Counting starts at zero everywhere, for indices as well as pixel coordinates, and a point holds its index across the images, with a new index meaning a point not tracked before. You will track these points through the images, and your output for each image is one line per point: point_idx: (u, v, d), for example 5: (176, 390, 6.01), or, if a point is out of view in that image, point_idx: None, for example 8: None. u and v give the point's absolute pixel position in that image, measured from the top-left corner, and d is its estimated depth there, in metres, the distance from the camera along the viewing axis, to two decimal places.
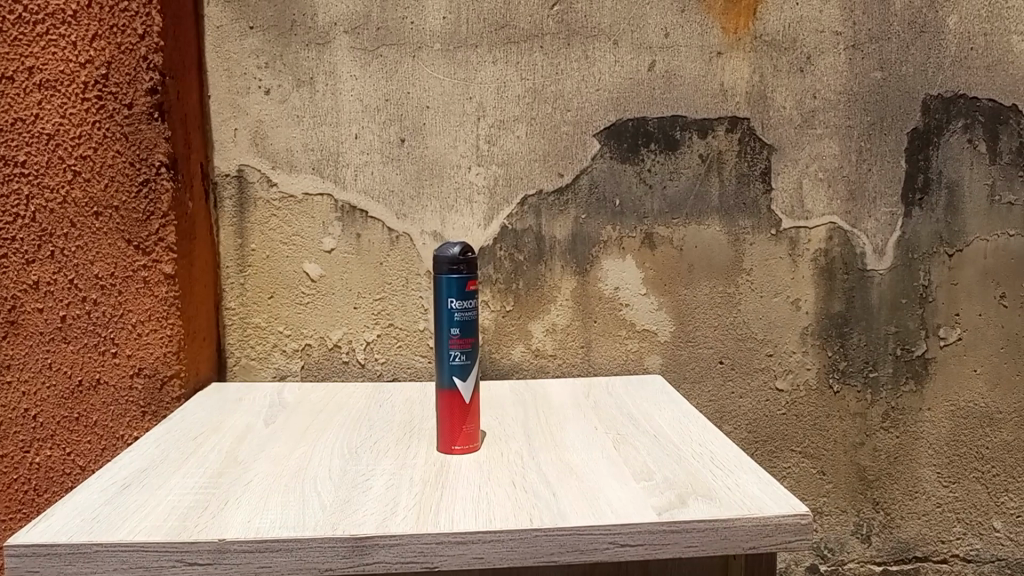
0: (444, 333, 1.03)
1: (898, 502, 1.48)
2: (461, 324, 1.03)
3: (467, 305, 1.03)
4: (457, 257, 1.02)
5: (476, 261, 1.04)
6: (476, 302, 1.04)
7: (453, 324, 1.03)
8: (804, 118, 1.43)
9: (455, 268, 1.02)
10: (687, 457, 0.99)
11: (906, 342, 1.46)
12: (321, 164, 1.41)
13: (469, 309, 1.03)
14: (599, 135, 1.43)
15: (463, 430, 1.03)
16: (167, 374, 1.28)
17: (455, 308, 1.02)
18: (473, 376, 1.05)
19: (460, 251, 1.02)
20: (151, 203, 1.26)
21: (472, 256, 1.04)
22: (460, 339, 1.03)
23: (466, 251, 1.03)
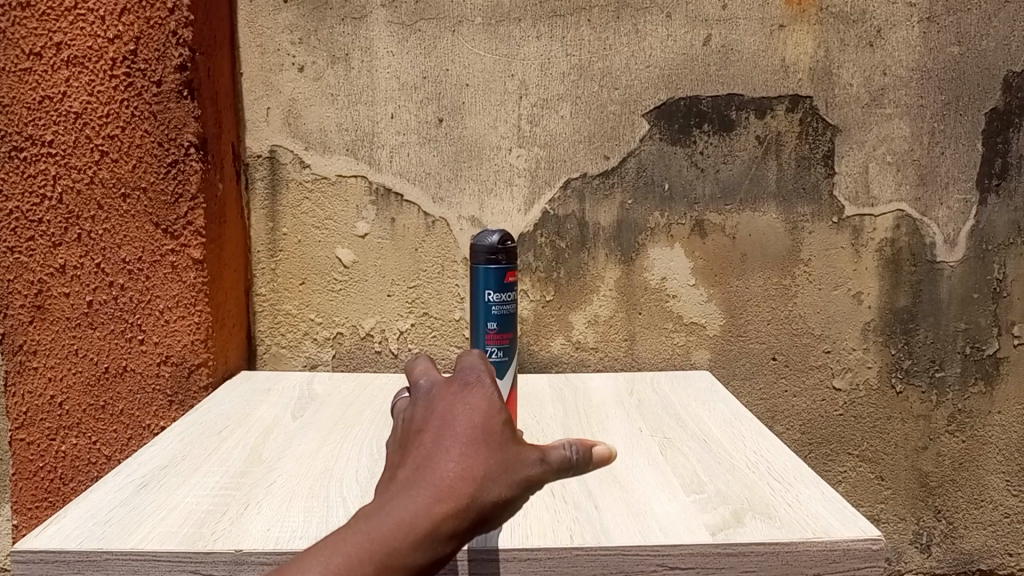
0: (481, 327, 0.97)
1: (962, 511, 1.38)
2: (499, 319, 0.97)
3: (506, 297, 0.97)
4: (495, 246, 0.95)
5: (515, 250, 0.97)
6: (515, 294, 0.97)
7: (491, 318, 0.96)
8: (873, 96, 1.32)
9: (493, 258, 0.96)
10: (741, 467, 0.91)
11: (977, 340, 1.35)
12: (356, 145, 1.36)
13: (508, 302, 0.97)
14: (648, 115, 1.34)
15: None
16: (194, 363, 1.24)
17: (493, 301, 0.96)
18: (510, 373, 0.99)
19: (499, 240, 0.95)
20: (179, 185, 1.22)
21: (512, 245, 0.97)
22: (498, 334, 0.97)
23: (505, 240, 0.97)
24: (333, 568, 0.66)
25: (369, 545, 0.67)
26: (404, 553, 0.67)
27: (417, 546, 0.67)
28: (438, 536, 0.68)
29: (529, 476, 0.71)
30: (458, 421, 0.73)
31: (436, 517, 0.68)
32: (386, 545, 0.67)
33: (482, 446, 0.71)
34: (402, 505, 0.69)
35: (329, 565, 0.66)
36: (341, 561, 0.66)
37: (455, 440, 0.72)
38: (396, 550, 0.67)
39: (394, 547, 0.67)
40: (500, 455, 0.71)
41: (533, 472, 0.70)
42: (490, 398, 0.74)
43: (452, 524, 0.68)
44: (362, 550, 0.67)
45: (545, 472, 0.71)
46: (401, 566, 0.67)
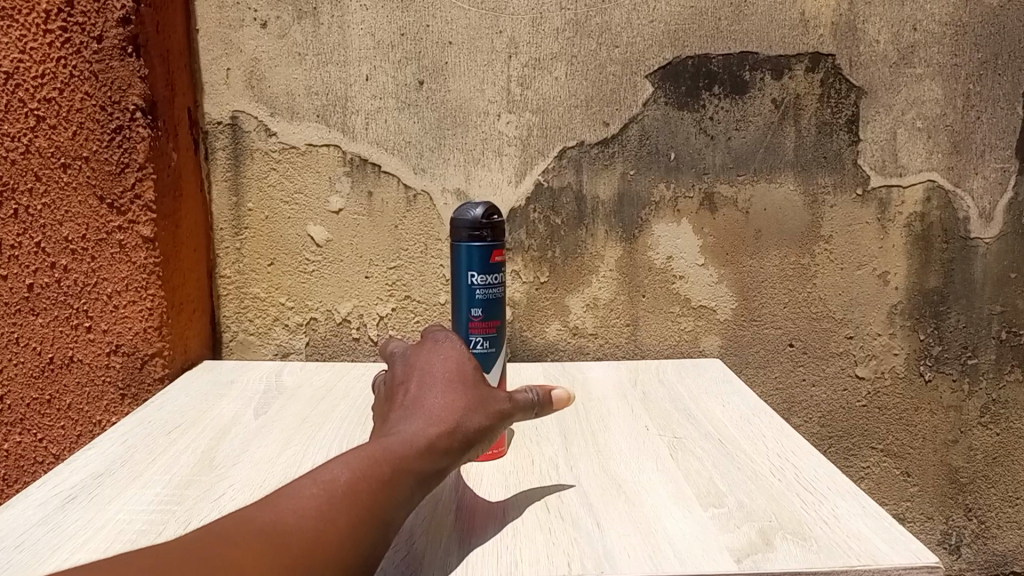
0: (464, 314, 0.84)
1: (995, 510, 1.26)
2: (485, 305, 0.84)
3: (494, 280, 0.84)
4: (481, 220, 0.82)
5: (502, 225, 0.84)
6: (502, 276, 0.85)
7: (476, 303, 0.84)
8: (902, 54, 1.19)
9: (477, 235, 0.82)
10: (764, 474, 0.80)
11: (1013, 323, 1.23)
12: (327, 110, 1.22)
13: (496, 285, 0.84)
14: (652, 76, 1.20)
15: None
16: (148, 352, 1.11)
17: (479, 284, 0.83)
18: (498, 367, 0.86)
19: (485, 214, 0.83)
20: (126, 153, 1.08)
21: (500, 219, 0.84)
22: (484, 321, 0.84)
23: (491, 213, 0.83)
24: (347, 475, 0.64)
25: (380, 454, 0.66)
26: (411, 463, 0.66)
27: (422, 456, 0.67)
28: (438, 450, 0.68)
29: (505, 408, 0.74)
30: (436, 366, 0.77)
31: (435, 431, 0.69)
32: (395, 455, 0.66)
33: (462, 380, 0.74)
34: (399, 431, 0.70)
35: (344, 472, 0.64)
36: (354, 470, 0.65)
37: (437, 379, 0.75)
38: (404, 460, 0.66)
39: (402, 456, 0.66)
40: (478, 386, 0.74)
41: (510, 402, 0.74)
42: (461, 344, 0.79)
43: (451, 438, 0.69)
44: (371, 462, 0.65)
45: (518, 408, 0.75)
46: (410, 475, 0.66)
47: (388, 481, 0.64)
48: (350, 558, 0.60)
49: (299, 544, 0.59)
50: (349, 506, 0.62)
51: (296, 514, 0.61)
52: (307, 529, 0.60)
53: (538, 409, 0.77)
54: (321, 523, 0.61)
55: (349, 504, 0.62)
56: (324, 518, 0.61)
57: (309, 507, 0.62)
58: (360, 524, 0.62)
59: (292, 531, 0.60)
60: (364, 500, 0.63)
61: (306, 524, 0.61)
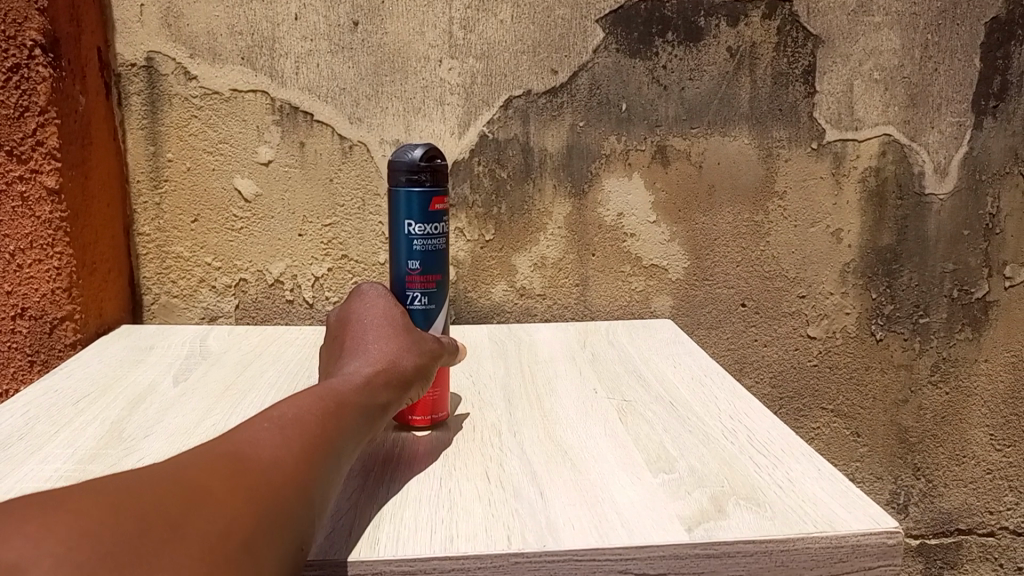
0: (401, 267, 0.77)
1: (942, 468, 1.26)
2: (423, 258, 0.77)
3: (434, 232, 0.76)
4: (419, 165, 0.74)
5: (445, 169, 0.76)
6: (444, 226, 0.77)
7: (413, 255, 0.76)
8: (861, 1, 1.14)
9: (415, 179, 0.74)
10: (716, 437, 0.76)
11: (965, 282, 1.21)
12: (253, 53, 1.12)
13: (436, 237, 0.76)
14: (603, 21, 1.14)
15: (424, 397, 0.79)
16: (57, 316, 1.02)
17: (416, 236, 0.76)
18: (438, 324, 0.80)
19: (423, 158, 0.74)
20: (24, 95, 0.97)
21: (443, 163, 0.76)
22: (422, 276, 0.77)
23: (432, 155, 0.75)
24: (299, 409, 0.61)
25: (329, 390, 0.64)
26: (359, 401, 0.65)
27: (367, 394, 0.66)
28: (381, 390, 0.68)
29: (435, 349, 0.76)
30: (366, 315, 0.77)
31: (377, 373, 0.69)
32: (339, 392, 0.65)
33: (397, 327, 0.75)
34: (342, 374, 0.68)
35: (296, 406, 0.61)
36: (306, 404, 0.61)
37: (371, 326, 0.75)
38: (351, 397, 0.65)
39: (349, 394, 0.65)
40: (412, 331, 0.76)
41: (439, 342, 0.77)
42: (387, 291, 0.80)
43: (392, 380, 0.70)
44: (320, 398, 0.63)
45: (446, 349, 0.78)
46: (358, 413, 0.64)
47: (339, 417, 0.62)
48: (311, 488, 0.56)
49: (264, 468, 0.54)
50: (307, 436, 0.58)
51: (255, 441, 0.56)
52: (270, 455, 0.55)
53: (459, 357, 0.81)
54: (281, 450, 0.56)
55: (306, 435, 0.58)
56: (284, 445, 0.56)
57: (267, 435, 0.57)
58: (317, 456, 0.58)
59: (252, 457, 0.54)
60: (319, 433, 0.59)
61: (266, 451, 0.55)
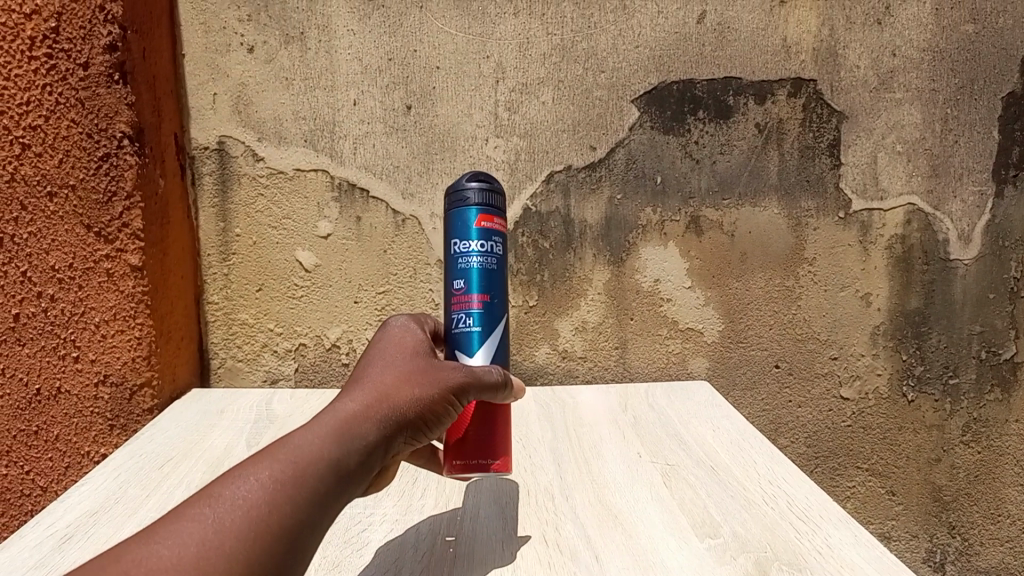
0: (452, 287, 0.79)
1: (978, 527, 1.27)
2: (471, 275, 0.78)
3: (480, 249, 0.78)
4: (468, 185, 0.79)
5: (495, 191, 0.79)
6: (493, 245, 0.79)
7: (462, 273, 0.78)
8: (882, 79, 1.22)
9: (464, 200, 0.79)
10: (757, 502, 0.82)
11: (992, 343, 1.25)
12: (315, 135, 1.22)
13: (484, 254, 0.78)
14: (638, 101, 1.22)
15: (468, 438, 0.76)
16: (137, 382, 1.11)
17: (463, 251, 0.78)
18: (488, 350, 0.77)
19: (473, 180, 0.79)
20: (113, 182, 1.08)
21: (495, 188, 0.80)
22: (469, 294, 0.78)
23: (482, 180, 0.80)
24: (247, 486, 0.58)
25: (292, 451, 0.61)
26: (321, 462, 0.61)
27: (335, 451, 0.62)
28: (356, 442, 0.64)
29: (452, 382, 0.71)
30: (385, 349, 0.75)
31: (352, 423, 0.65)
32: (308, 448, 0.61)
33: (397, 365, 0.71)
34: (325, 417, 0.65)
35: (248, 480, 0.58)
36: (255, 478, 0.59)
37: (385, 358, 0.73)
38: (311, 459, 0.61)
39: (310, 455, 0.61)
40: (416, 367, 0.71)
41: (454, 377, 0.71)
42: (411, 328, 0.78)
43: (371, 429, 0.65)
44: (272, 468, 0.59)
45: (468, 380, 0.72)
46: (319, 477, 0.60)
47: (291, 488, 0.59)
48: None
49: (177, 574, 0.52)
50: (242, 522, 0.56)
51: (180, 536, 0.54)
52: (190, 556, 0.53)
53: (502, 390, 0.74)
54: (205, 547, 0.54)
55: (242, 521, 0.56)
56: (210, 540, 0.54)
57: (198, 527, 0.55)
58: (251, 544, 0.55)
59: (170, 560, 0.52)
60: (263, 514, 0.57)
61: (189, 549, 0.53)
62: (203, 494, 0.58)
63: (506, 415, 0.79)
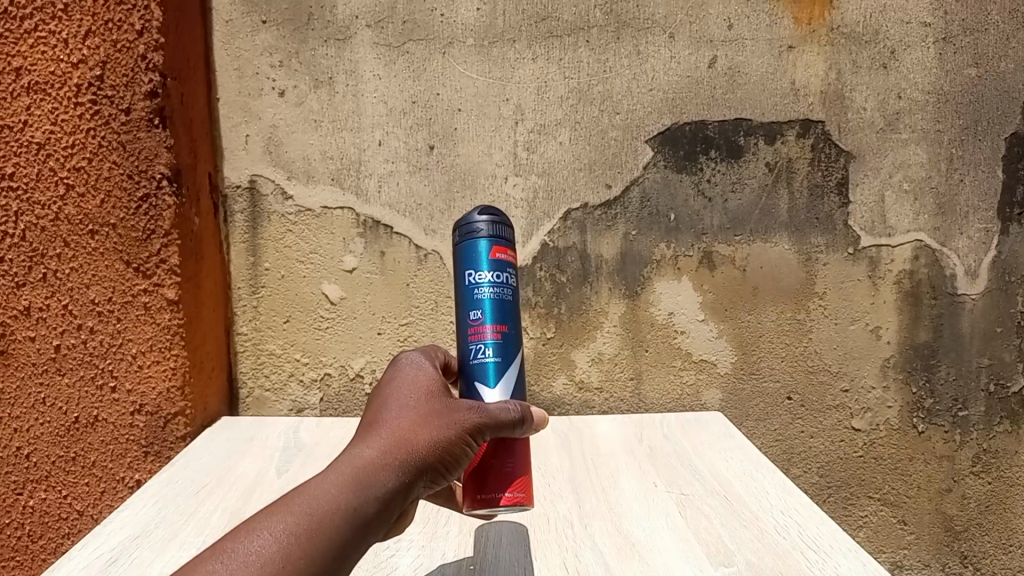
0: (467, 319, 0.80)
1: (988, 557, 1.28)
2: (486, 306, 0.79)
3: (493, 280, 0.80)
4: (477, 219, 0.81)
5: (503, 224, 0.82)
6: (504, 276, 0.81)
7: (477, 304, 0.79)
8: (888, 121, 1.27)
9: (474, 233, 0.81)
10: (770, 532, 0.85)
11: (1001, 375, 1.28)
12: (342, 174, 1.28)
13: (497, 285, 0.80)
14: (652, 141, 1.28)
15: (496, 471, 0.77)
16: (171, 411, 1.15)
17: (476, 283, 0.80)
18: (506, 380, 0.78)
19: (483, 214, 0.82)
20: (152, 220, 1.13)
21: (503, 220, 0.82)
22: (484, 325, 0.79)
23: (490, 214, 0.82)
24: (263, 540, 0.63)
25: (305, 506, 0.65)
26: (334, 515, 0.65)
27: (347, 503, 0.66)
28: (369, 492, 0.67)
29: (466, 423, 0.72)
30: (400, 384, 0.76)
31: (366, 471, 0.68)
32: (320, 502, 0.65)
33: (413, 407, 0.73)
34: (339, 465, 0.69)
35: (262, 536, 0.63)
36: (270, 534, 0.63)
37: (400, 395, 0.74)
38: (324, 513, 0.65)
39: (323, 508, 0.65)
40: (432, 409, 0.72)
41: (468, 418, 0.72)
42: (423, 360, 0.79)
43: (385, 477, 0.68)
44: (286, 523, 0.64)
45: (483, 420, 0.73)
46: (331, 530, 0.65)
47: (304, 543, 0.63)
48: None
49: None
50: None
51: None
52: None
53: (521, 425, 0.75)
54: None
55: None
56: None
57: None
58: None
59: None
60: (275, 573, 0.61)
61: None
62: (222, 547, 0.63)
63: (522, 448, 0.79)
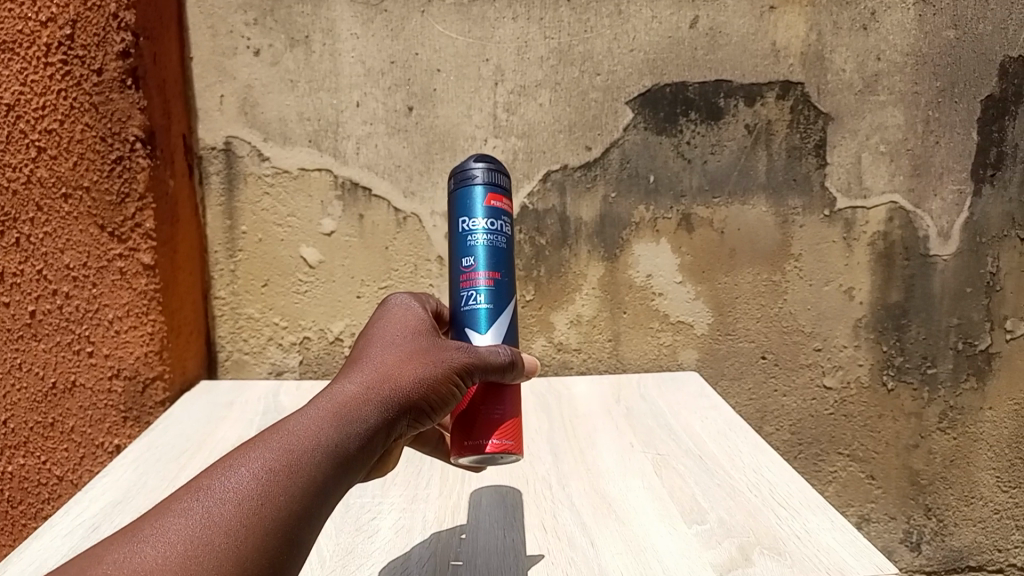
0: (459, 265, 0.79)
1: (951, 508, 1.32)
2: (479, 253, 0.78)
3: (487, 226, 0.79)
4: (473, 167, 0.81)
5: (500, 172, 0.81)
6: (500, 223, 0.80)
7: (470, 250, 0.78)
8: (867, 83, 1.27)
9: (469, 181, 0.80)
10: (742, 489, 0.88)
11: (969, 335, 1.31)
12: (319, 136, 1.26)
13: (491, 232, 0.79)
14: (632, 103, 1.27)
15: (484, 416, 0.76)
16: (150, 376, 1.15)
17: (470, 229, 0.79)
18: (497, 327, 0.78)
19: (479, 161, 0.81)
20: (126, 184, 1.12)
21: (500, 169, 0.82)
22: (477, 272, 0.78)
23: (486, 162, 0.82)
24: (242, 475, 0.60)
25: (287, 440, 0.62)
26: (318, 449, 0.63)
27: (332, 436, 0.64)
28: (356, 427, 0.65)
29: (454, 363, 0.72)
30: (385, 327, 0.76)
31: (351, 407, 0.66)
32: (302, 437, 0.63)
33: (400, 346, 0.73)
34: (322, 402, 0.67)
35: (240, 472, 0.60)
36: (250, 468, 0.60)
37: (386, 337, 0.74)
38: (308, 446, 0.62)
39: (307, 441, 0.63)
40: (417, 348, 0.72)
41: (456, 357, 0.72)
42: (411, 305, 0.79)
43: (370, 413, 0.67)
44: (265, 458, 0.61)
45: (470, 360, 0.73)
46: (315, 464, 0.62)
47: (286, 477, 0.60)
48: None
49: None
50: (235, 514, 0.57)
51: (170, 529, 0.56)
52: (178, 553, 0.54)
53: (509, 370, 0.76)
54: (193, 544, 0.55)
55: (232, 515, 0.57)
56: (202, 534, 0.56)
57: (186, 523, 0.56)
58: (243, 536, 0.56)
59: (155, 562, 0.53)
60: (254, 507, 0.58)
61: (173, 550, 0.54)
62: (197, 485, 0.59)
63: (511, 395, 0.78)
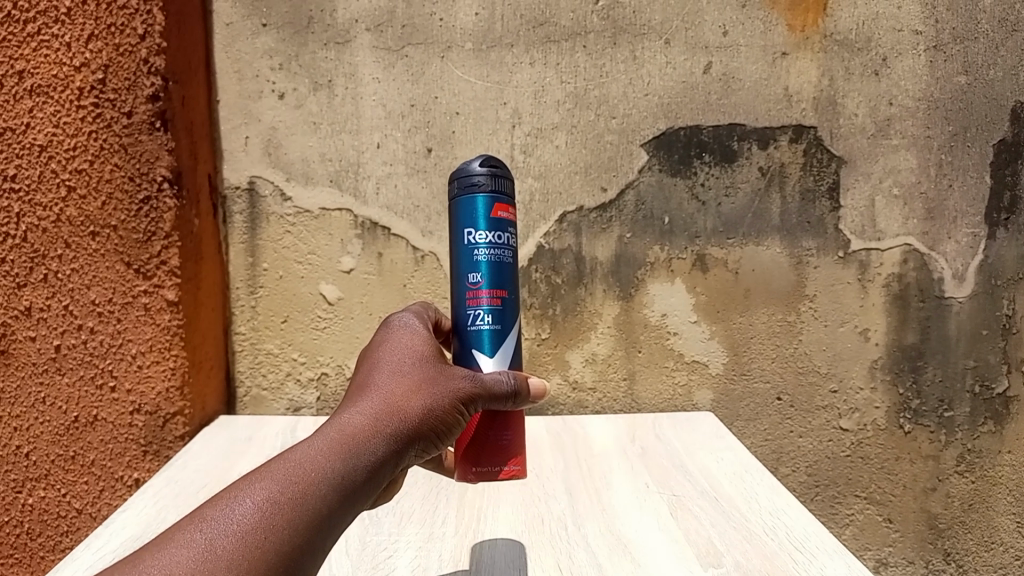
0: (464, 282, 0.80)
1: (972, 554, 1.30)
2: (485, 270, 0.79)
3: (492, 241, 0.79)
4: (476, 171, 0.80)
5: (503, 176, 0.81)
6: (505, 237, 0.80)
7: (475, 268, 0.79)
8: (879, 127, 1.29)
9: (473, 187, 0.80)
10: (759, 533, 0.88)
11: (986, 377, 1.30)
12: (340, 176, 1.29)
13: (496, 247, 0.80)
14: (647, 145, 1.30)
15: (494, 442, 0.78)
16: (170, 411, 1.16)
17: (474, 244, 0.79)
18: (504, 349, 0.80)
19: (483, 165, 0.80)
20: (153, 223, 1.15)
21: (503, 173, 0.81)
22: (483, 290, 0.79)
23: (490, 164, 0.81)
24: (245, 507, 0.61)
25: (292, 474, 0.64)
26: (321, 482, 0.64)
27: (336, 470, 0.65)
28: (360, 461, 0.66)
29: (460, 392, 0.73)
30: (391, 351, 0.76)
31: (356, 438, 0.67)
32: (307, 471, 0.64)
33: (407, 374, 0.73)
34: (327, 433, 0.68)
35: (245, 506, 0.61)
36: (254, 501, 0.61)
37: (391, 363, 0.74)
38: (311, 479, 0.64)
39: (310, 474, 0.64)
40: (425, 376, 0.72)
41: (463, 386, 0.73)
42: (418, 328, 0.79)
43: (375, 444, 0.68)
44: (270, 491, 0.62)
45: (476, 388, 0.74)
46: (319, 498, 0.63)
47: (289, 511, 0.61)
48: None
49: None
50: (236, 549, 0.58)
51: (172, 561, 0.57)
52: None
53: (515, 397, 0.76)
54: None
55: (236, 548, 0.58)
56: (202, 567, 0.57)
57: (190, 557, 0.58)
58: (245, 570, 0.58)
59: None
60: (258, 542, 0.59)
61: None
62: (202, 515, 0.61)
63: (516, 420, 0.80)
